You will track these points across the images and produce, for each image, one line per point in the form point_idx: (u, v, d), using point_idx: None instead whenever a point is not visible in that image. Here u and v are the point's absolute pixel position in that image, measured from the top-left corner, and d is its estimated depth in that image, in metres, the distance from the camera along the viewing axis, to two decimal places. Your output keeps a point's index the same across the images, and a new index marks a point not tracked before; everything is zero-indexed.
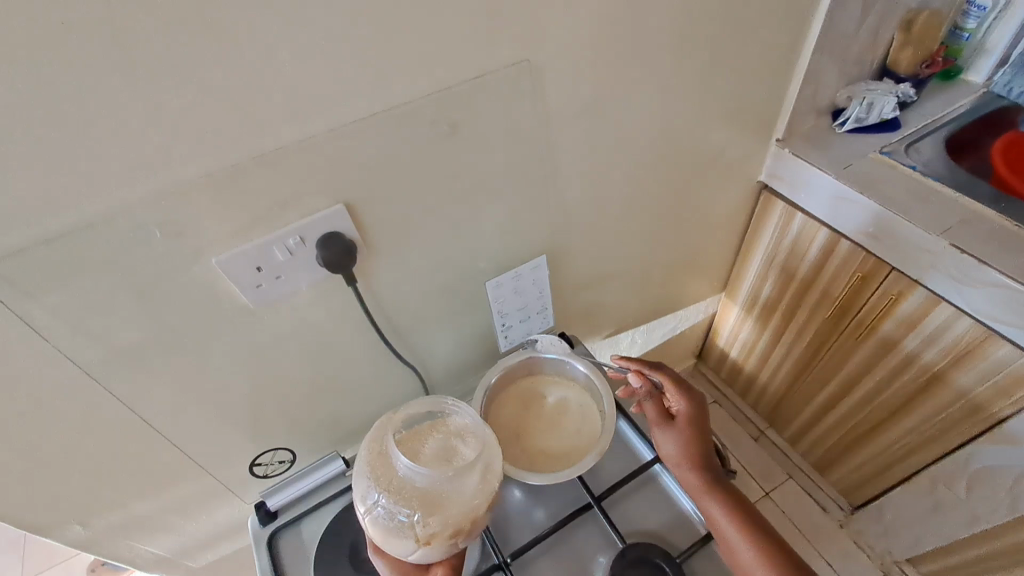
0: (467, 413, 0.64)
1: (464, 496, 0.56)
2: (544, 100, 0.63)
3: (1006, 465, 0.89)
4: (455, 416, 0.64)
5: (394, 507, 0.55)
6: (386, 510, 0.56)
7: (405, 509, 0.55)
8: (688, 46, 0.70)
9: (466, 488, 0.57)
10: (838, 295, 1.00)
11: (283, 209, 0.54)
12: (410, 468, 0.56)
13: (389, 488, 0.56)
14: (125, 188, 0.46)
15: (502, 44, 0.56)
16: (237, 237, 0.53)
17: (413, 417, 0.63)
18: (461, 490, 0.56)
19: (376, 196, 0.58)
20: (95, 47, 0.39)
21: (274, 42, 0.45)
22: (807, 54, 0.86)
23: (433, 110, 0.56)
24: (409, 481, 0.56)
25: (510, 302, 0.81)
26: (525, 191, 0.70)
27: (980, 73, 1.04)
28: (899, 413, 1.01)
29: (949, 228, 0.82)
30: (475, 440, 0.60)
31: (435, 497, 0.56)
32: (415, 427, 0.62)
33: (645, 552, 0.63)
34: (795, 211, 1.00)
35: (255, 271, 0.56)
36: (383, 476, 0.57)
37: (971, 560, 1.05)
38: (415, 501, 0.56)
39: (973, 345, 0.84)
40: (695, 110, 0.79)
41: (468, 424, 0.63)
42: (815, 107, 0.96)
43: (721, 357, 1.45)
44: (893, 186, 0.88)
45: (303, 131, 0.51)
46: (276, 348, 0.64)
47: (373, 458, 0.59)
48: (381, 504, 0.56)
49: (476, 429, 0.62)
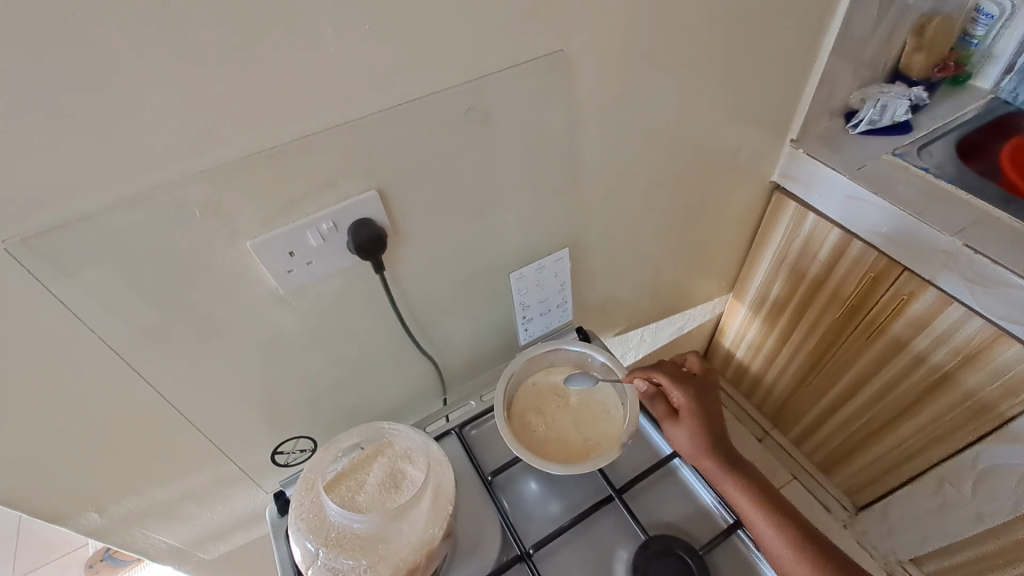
0: (404, 434, 0.68)
1: (412, 530, 0.60)
2: (573, 91, 0.63)
3: (1012, 464, 0.90)
4: (393, 439, 0.68)
5: (336, 561, 0.58)
6: (328, 563, 0.58)
7: (348, 560, 0.58)
8: (714, 42, 0.71)
9: (413, 523, 0.60)
10: (848, 295, 1.01)
11: (318, 194, 0.54)
12: (344, 517, 0.59)
13: (328, 541, 0.59)
14: (165, 168, 0.46)
15: (536, 34, 0.56)
16: (274, 221, 0.53)
17: (346, 451, 0.67)
18: (407, 525, 0.60)
19: (408, 184, 0.59)
20: (142, 17, 0.39)
21: (322, 22, 0.45)
22: (825, 54, 0.87)
23: (468, 97, 0.56)
24: (347, 530, 0.60)
25: (531, 295, 0.81)
26: (550, 183, 0.70)
27: (988, 79, 1.06)
28: (907, 412, 1.02)
29: (962, 229, 0.83)
30: (412, 468, 0.65)
31: (379, 539, 0.59)
32: (347, 464, 0.65)
33: (668, 544, 0.63)
34: (807, 211, 1.01)
35: (287, 255, 0.55)
36: (320, 530, 0.60)
37: (976, 559, 1.06)
38: (358, 549, 0.59)
39: (983, 345, 0.85)
40: (716, 108, 0.80)
41: (409, 446, 0.67)
42: (829, 108, 0.97)
43: (727, 357, 1.45)
44: (906, 187, 0.90)
45: (344, 115, 0.51)
46: (301, 335, 0.64)
47: (306, 513, 0.61)
48: (322, 558, 0.58)
49: (413, 455, 0.66)
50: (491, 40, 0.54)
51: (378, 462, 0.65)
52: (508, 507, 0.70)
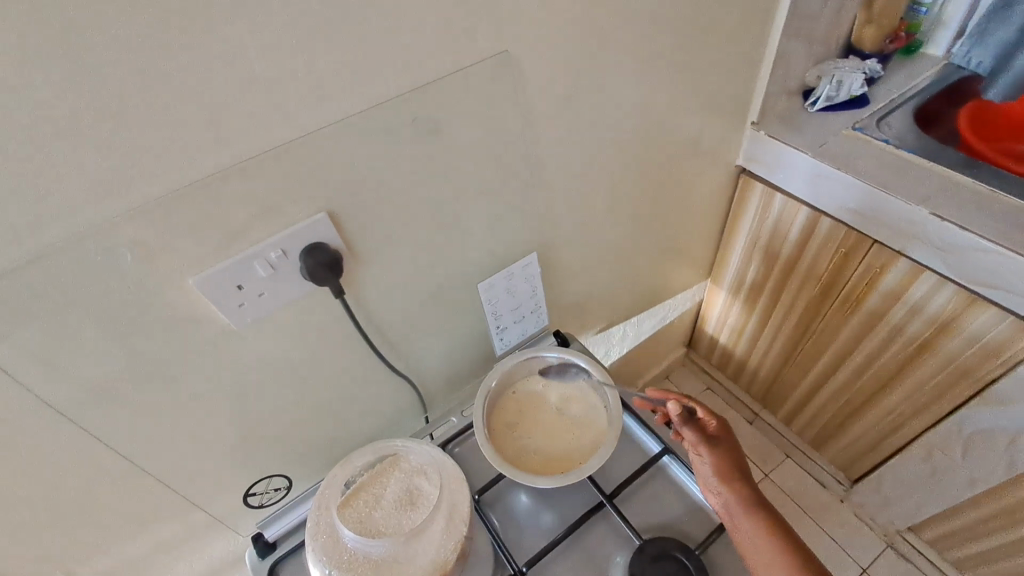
0: (419, 450, 0.66)
1: (427, 550, 0.57)
2: (524, 91, 0.61)
3: (998, 425, 0.90)
4: (409, 455, 0.66)
5: None
6: None
7: None
8: (662, 30, 0.70)
9: (428, 545, 0.58)
10: (822, 273, 1.01)
11: (260, 223, 0.51)
12: (357, 540, 0.57)
13: (341, 565, 0.57)
14: (89, 211, 0.43)
15: (478, 36, 0.54)
16: (215, 256, 0.50)
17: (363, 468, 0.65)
18: (422, 546, 0.57)
19: (359, 204, 0.56)
20: (40, 49, 0.36)
21: (244, 38, 0.42)
22: (776, 34, 0.86)
23: (414, 106, 0.54)
24: (361, 554, 0.57)
25: (502, 303, 0.79)
26: (510, 188, 0.68)
27: (939, 45, 1.07)
28: (890, 383, 1.03)
29: (928, 197, 0.83)
30: (428, 484, 0.62)
31: (393, 562, 0.57)
32: (365, 482, 0.63)
33: (664, 547, 0.61)
34: (775, 192, 1.01)
35: (236, 289, 0.52)
36: (334, 553, 0.57)
37: (973, 522, 1.06)
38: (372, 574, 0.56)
39: (957, 312, 0.85)
40: (673, 97, 0.79)
41: (424, 462, 0.65)
42: (786, 88, 0.97)
43: (711, 343, 1.45)
44: (868, 160, 0.90)
45: (279, 137, 0.48)
46: (265, 370, 0.61)
47: (320, 535, 0.59)
48: None
49: (427, 469, 0.64)
50: (430, 45, 0.52)
51: (395, 478, 0.64)
52: (498, 525, 0.68)
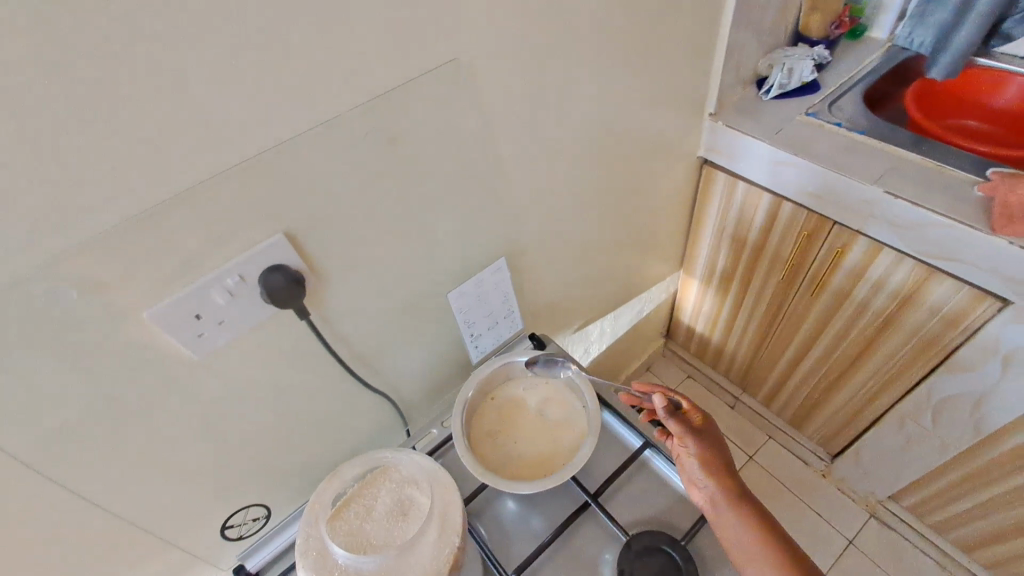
0: (410, 460, 0.65)
1: (419, 562, 0.57)
2: (479, 98, 0.61)
3: (963, 392, 0.93)
4: (399, 465, 0.66)
5: None
6: None
7: None
8: (613, 29, 0.70)
9: (420, 557, 0.57)
10: (787, 256, 1.04)
11: (215, 249, 0.50)
12: (349, 556, 0.56)
13: None
14: (27, 251, 0.41)
15: (427, 45, 0.54)
16: (170, 286, 0.49)
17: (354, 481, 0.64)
18: (414, 559, 0.57)
19: (318, 222, 0.55)
20: None
21: (183, 61, 0.40)
22: (726, 27, 0.88)
23: (367, 120, 0.53)
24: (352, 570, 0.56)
25: (474, 311, 0.79)
26: (474, 195, 0.68)
27: (882, 29, 1.10)
28: (860, 358, 1.05)
29: (881, 176, 0.86)
30: (420, 495, 0.62)
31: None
32: (356, 495, 0.63)
33: (650, 541, 0.62)
34: (737, 180, 1.03)
35: (195, 320, 0.51)
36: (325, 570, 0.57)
37: (947, 486, 1.10)
38: None
39: (917, 285, 0.88)
40: (629, 94, 0.80)
41: (415, 473, 0.64)
42: (739, 78, 0.99)
43: (688, 332, 1.48)
44: (823, 144, 0.92)
45: (228, 161, 0.47)
46: (234, 399, 0.59)
47: (309, 550, 0.58)
48: None
49: (418, 479, 0.64)
50: (379, 57, 0.51)
51: (387, 489, 0.63)
52: (486, 534, 0.67)
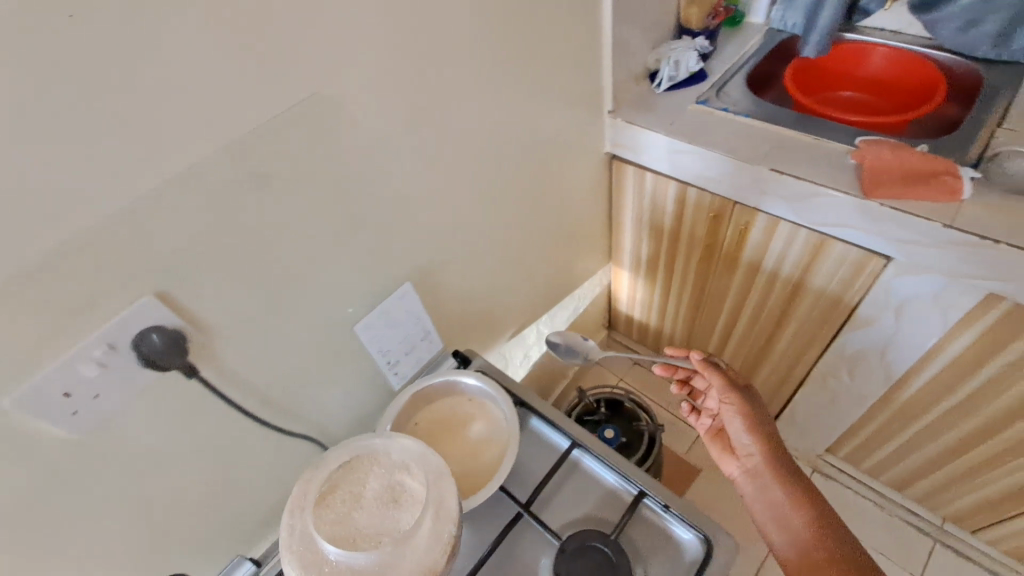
0: (400, 445, 0.60)
1: (416, 555, 0.52)
2: (355, 126, 0.60)
3: (870, 345, 1.00)
4: (389, 447, 0.60)
5: None
6: None
7: None
8: (488, 42, 0.71)
9: (419, 549, 0.52)
10: (703, 237, 1.08)
11: (76, 320, 0.47)
12: (340, 554, 0.51)
13: None
14: None
15: (288, 79, 0.52)
16: (26, 368, 0.45)
17: (338, 468, 0.58)
18: (410, 553, 0.52)
19: (194, 275, 0.53)
20: None
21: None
22: (607, 27, 0.90)
23: (230, 163, 0.51)
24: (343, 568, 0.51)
25: (388, 338, 0.79)
26: (369, 224, 0.68)
27: (759, 14, 1.17)
28: (781, 325, 1.11)
29: (767, 155, 0.91)
30: (417, 480, 0.57)
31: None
32: (340, 482, 0.57)
33: (583, 540, 0.63)
34: (642, 171, 1.06)
35: (62, 398, 0.48)
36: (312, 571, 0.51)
37: (874, 434, 1.17)
38: None
39: (814, 251, 0.93)
40: (519, 102, 0.81)
41: (407, 456, 0.59)
42: (631, 75, 1.03)
43: (627, 321, 1.51)
44: (713, 130, 0.97)
45: (71, 227, 0.43)
46: (130, 470, 0.56)
47: (294, 549, 0.52)
48: None
49: (411, 463, 0.58)
50: (234, 97, 0.49)
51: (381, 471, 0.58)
52: None
